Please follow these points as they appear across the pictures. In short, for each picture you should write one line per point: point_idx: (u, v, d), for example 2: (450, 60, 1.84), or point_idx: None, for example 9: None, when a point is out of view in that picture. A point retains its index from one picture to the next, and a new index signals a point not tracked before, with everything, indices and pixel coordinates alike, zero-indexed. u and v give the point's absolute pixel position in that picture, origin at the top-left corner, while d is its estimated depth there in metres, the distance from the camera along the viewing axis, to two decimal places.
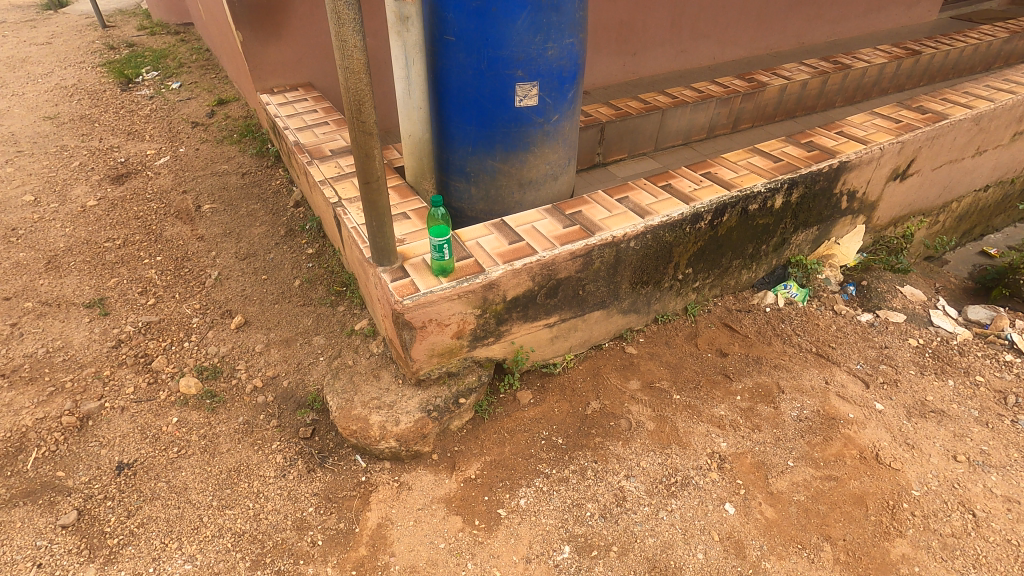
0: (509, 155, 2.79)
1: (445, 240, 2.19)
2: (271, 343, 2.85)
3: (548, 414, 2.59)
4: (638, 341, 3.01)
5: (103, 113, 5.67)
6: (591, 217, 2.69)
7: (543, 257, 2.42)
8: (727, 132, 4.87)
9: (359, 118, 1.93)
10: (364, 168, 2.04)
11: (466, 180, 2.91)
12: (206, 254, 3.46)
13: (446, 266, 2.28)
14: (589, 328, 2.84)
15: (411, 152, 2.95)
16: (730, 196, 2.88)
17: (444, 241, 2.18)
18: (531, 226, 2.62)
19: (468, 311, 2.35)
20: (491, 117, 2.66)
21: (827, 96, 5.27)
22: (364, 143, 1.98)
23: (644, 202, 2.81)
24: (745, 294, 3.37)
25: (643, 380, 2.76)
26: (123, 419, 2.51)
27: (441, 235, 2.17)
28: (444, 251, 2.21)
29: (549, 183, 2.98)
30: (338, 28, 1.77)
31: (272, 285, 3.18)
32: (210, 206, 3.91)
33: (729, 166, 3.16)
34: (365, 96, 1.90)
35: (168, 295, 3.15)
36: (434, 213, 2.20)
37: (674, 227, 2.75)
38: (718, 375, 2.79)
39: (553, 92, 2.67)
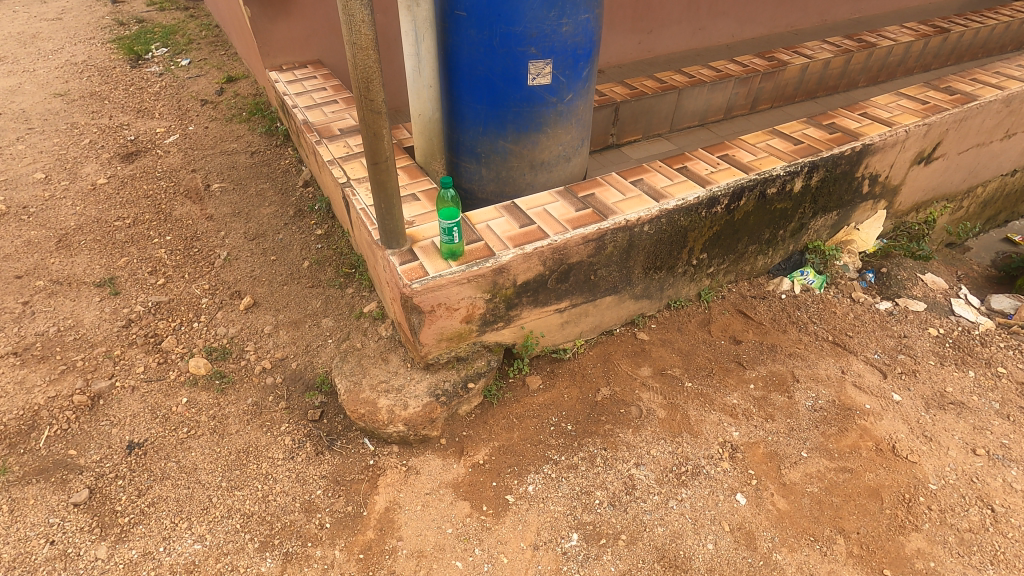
0: (521, 135, 2.72)
1: (455, 223, 2.14)
2: (279, 324, 2.83)
3: (557, 400, 2.57)
4: (650, 327, 2.97)
5: (113, 91, 5.64)
6: (605, 200, 2.62)
7: (554, 241, 2.37)
8: (744, 113, 4.74)
9: (368, 96, 1.87)
10: (372, 148, 1.99)
11: (477, 161, 2.86)
12: (215, 234, 3.44)
13: (456, 251, 2.24)
14: (600, 313, 2.80)
15: (421, 132, 2.89)
16: (748, 179, 2.79)
17: (453, 225, 2.13)
18: (542, 209, 2.56)
19: (478, 296, 2.31)
20: (503, 96, 2.59)
21: (850, 76, 5.10)
22: (372, 122, 1.93)
23: (659, 185, 2.72)
24: (760, 280, 3.31)
25: (655, 366, 2.73)
26: (134, 399, 2.52)
27: (449, 219, 2.12)
28: (453, 234, 2.17)
29: (562, 165, 2.91)
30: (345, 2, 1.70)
31: (281, 266, 3.16)
32: (219, 185, 3.88)
33: (747, 148, 3.05)
34: (374, 73, 1.84)
35: (177, 276, 3.14)
36: (443, 197, 2.13)
37: (690, 211, 2.68)
38: (731, 363, 2.74)
39: (567, 71, 2.59)
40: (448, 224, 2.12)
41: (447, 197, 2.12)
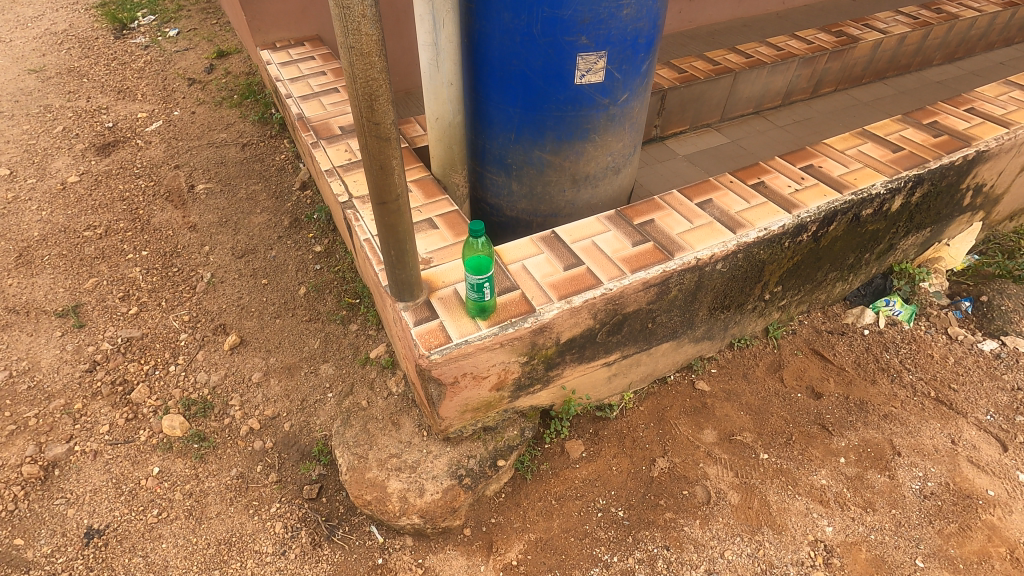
0: (562, 145, 2.19)
1: (486, 277, 1.65)
2: (270, 371, 2.37)
3: (604, 475, 2.12)
4: (710, 374, 2.49)
5: (93, 67, 5.09)
6: (667, 229, 2.10)
7: (609, 289, 1.87)
8: (805, 98, 4.12)
9: (372, 118, 1.36)
10: (378, 184, 1.49)
11: (507, 173, 2.34)
12: (198, 249, 2.96)
13: (486, 311, 1.76)
14: (653, 361, 2.33)
15: (438, 139, 2.31)
16: (843, 200, 2.25)
17: (484, 282, 1.65)
18: (590, 241, 2.05)
19: (512, 360, 1.83)
20: (542, 97, 2.05)
21: (926, 53, 4.43)
22: (379, 151, 1.42)
23: (733, 208, 2.19)
24: (836, 310, 2.80)
25: (720, 430, 2.26)
26: (96, 468, 2.10)
27: (481, 274, 1.63)
28: (484, 290, 1.67)
29: (609, 178, 2.39)
30: None
31: (273, 293, 2.69)
32: (204, 186, 3.38)
33: (835, 156, 2.50)
34: (380, 86, 1.32)
35: (152, 303, 2.68)
36: (473, 244, 1.63)
37: (772, 243, 2.16)
38: (813, 426, 2.27)
39: (624, 65, 2.04)
40: (479, 280, 1.63)
41: (478, 246, 1.63)
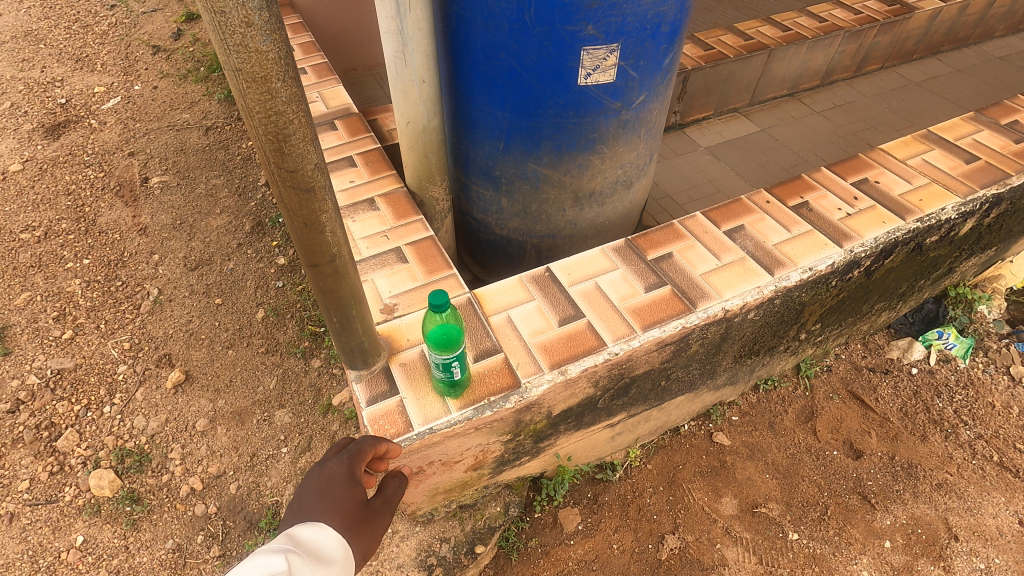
0: (562, 157, 1.77)
1: (456, 354, 1.27)
2: (218, 416, 2.04)
3: (604, 555, 1.80)
4: (731, 423, 2.14)
5: (52, 29, 4.60)
6: (689, 267, 1.70)
7: (614, 354, 1.49)
8: (846, 77, 3.60)
9: (284, 165, 0.95)
10: (305, 244, 1.09)
11: (496, 187, 1.93)
12: (146, 258, 2.59)
13: (462, 387, 1.39)
14: (665, 414, 1.97)
15: (410, 147, 1.86)
16: (906, 228, 1.83)
17: (454, 359, 1.28)
18: (593, 284, 1.66)
19: (492, 441, 1.48)
20: (537, 100, 1.62)
21: (988, 23, 3.86)
22: (300, 206, 1.02)
23: (770, 239, 1.78)
24: (878, 342, 2.41)
25: (743, 499, 1.92)
26: (10, 537, 1.81)
27: (447, 351, 1.26)
28: (453, 369, 1.30)
29: (619, 193, 1.97)
30: None
31: (227, 315, 2.34)
32: (159, 179, 2.99)
33: (895, 167, 2.05)
34: (291, 122, 0.91)
35: (90, 325, 2.34)
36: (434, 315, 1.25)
37: (817, 284, 1.76)
38: (853, 496, 1.92)
39: (642, 60, 1.60)
40: (446, 358, 1.26)
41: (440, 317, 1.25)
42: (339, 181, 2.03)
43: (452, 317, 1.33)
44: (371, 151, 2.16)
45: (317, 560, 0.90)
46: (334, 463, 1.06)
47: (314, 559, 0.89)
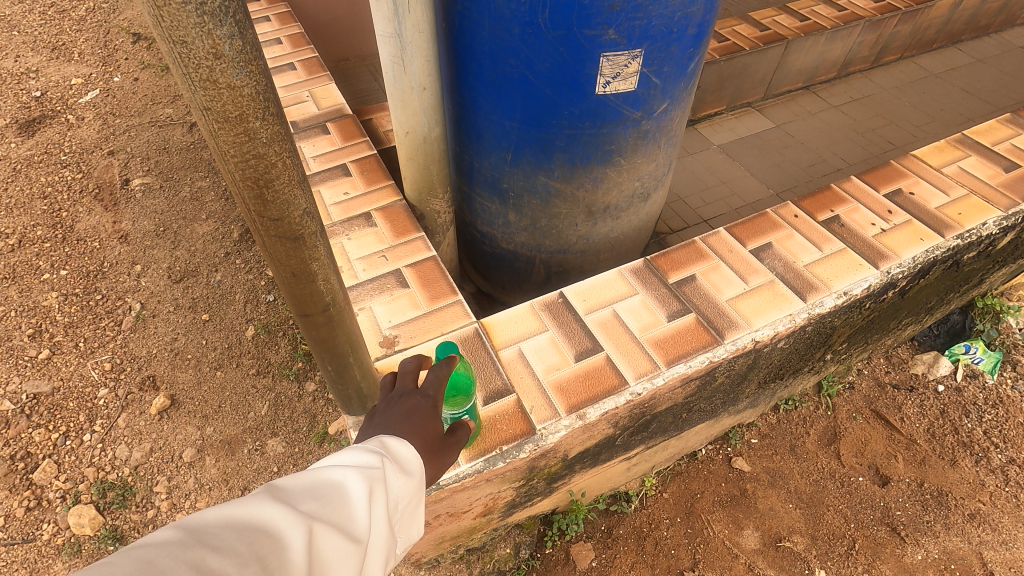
0: (576, 170, 1.62)
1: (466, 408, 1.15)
2: (207, 445, 1.92)
3: None
4: (750, 447, 2.02)
5: (25, 14, 4.35)
6: (715, 292, 1.57)
7: (636, 395, 1.36)
8: (864, 68, 3.43)
9: (266, 214, 0.81)
10: (295, 295, 0.95)
11: (502, 200, 1.78)
12: (128, 269, 2.44)
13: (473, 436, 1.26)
14: (684, 441, 1.86)
15: (409, 158, 1.70)
16: (946, 246, 1.69)
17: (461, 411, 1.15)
18: (611, 311, 1.52)
19: (504, 488, 1.36)
20: (550, 110, 1.46)
21: (1011, 11, 3.69)
22: (288, 255, 0.88)
23: (800, 258, 1.64)
24: (901, 356, 2.30)
25: (766, 531, 1.82)
26: None
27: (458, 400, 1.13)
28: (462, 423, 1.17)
29: (635, 207, 1.82)
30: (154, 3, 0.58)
31: (215, 333, 2.20)
32: (141, 181, 2.82)
33: (931, 176, 1.91)
34: (274, 165, 0.76)
35: (68, 344, 2.19)
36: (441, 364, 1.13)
37: (850, 308, 1.63)
38: (882, 528, 1.83)
39: (667, 66, 1.43)
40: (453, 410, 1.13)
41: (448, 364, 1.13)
42: (332, 193, 1.87)
43: (459, 363, 1.22)
44: (367, 158, 2.00)
45: (407, 471, 0.77)
46: (420, 397, 0.91)
47: (404, 467, 0.77)
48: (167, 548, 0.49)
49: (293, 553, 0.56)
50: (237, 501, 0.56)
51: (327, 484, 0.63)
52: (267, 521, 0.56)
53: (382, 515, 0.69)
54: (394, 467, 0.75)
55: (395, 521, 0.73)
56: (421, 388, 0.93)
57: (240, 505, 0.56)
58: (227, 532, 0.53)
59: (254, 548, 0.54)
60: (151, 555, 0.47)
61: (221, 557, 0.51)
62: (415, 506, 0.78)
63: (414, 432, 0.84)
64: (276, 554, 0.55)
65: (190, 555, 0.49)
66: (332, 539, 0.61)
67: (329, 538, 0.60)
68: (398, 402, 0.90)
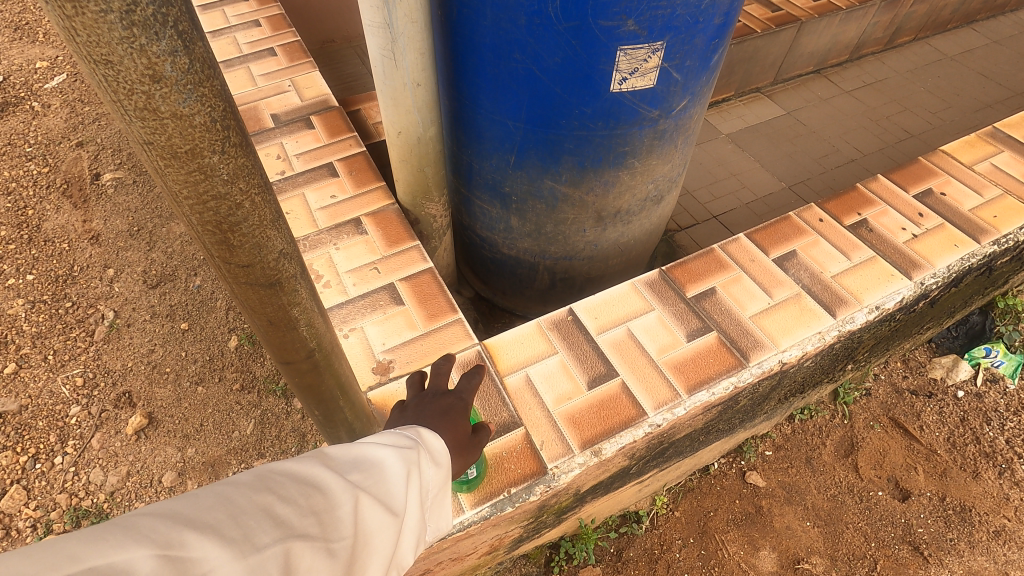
0: (586, 173, 1.48)
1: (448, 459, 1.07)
2: (189, 468, 1.79)
3: None
4: (765, 460, 1.93)
5: None
6: (737, 305, 1.45)
7: (655, 425, 1.25)
8: (877, 50, 3.28)
9: (235, 260, 0.67)
10: (275, 343, 0.82)
11: (504, 204, 1.64)
12: (100, 273, 2.27)
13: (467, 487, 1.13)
14: (697, 459, 1.76)
15: (403, 160, 1.55)
16: (981, 253, 1.58)
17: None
18: (625, 330, 1.40)
19: (513, 528, 1.25)
20: (559, 108, 1.31)
21: None
22: (263, 303, 0.74)
23: (828, 269, 1.52)
24: (919, 359, 2.20)
25: (784, 552, 1.73)
26: None
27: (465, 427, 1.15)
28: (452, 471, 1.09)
29: (647, 210, 1.69)
30: (61, 16, 0.43)
31: (196, 344, 2.05)
32: (113, 175, 2.63)
33: (962, 174, 1.78)
34: (240, 205, 0.62)
35: (36, 357, 2.03)
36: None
37: (880, 321, 1.51)
38: (903, 547, 1.75)
39: (689, 60, 1.28)
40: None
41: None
42: (318, 196, 1.72)
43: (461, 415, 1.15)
44: (356, 155, 1.84)
45: (438, 460, 0.74)
46: (454, 396, 0.88)
47: (434, 459, 0.73)
48: (240, 488, 0.48)
49: (349, 516, 0.54)
50: (301, 456, 0.54)
51: (373, 457, 0.61)
52: (323, 480, 0.54)
53: (418, 498, 0.66)
54: (429, 455, 0.72)
55: (426, 507, 0.70)
56: (455, 389, 0.90)
57: (300, 461, 0.54)
58: (291, 482, 0.51)
59: (314, 501, 0.52)
60: (228, 492, 0.47)
61: (286, 506, 0.49)
62: (442, 497, 0.75)
63: (448, 428, 0.81)
64: (334, 512, 0.53)
65: (261, 497, 0.48)
66: (377, 511, 0.58)
67: (375, 509, 0.58)
68: (431, 402, 0.87)
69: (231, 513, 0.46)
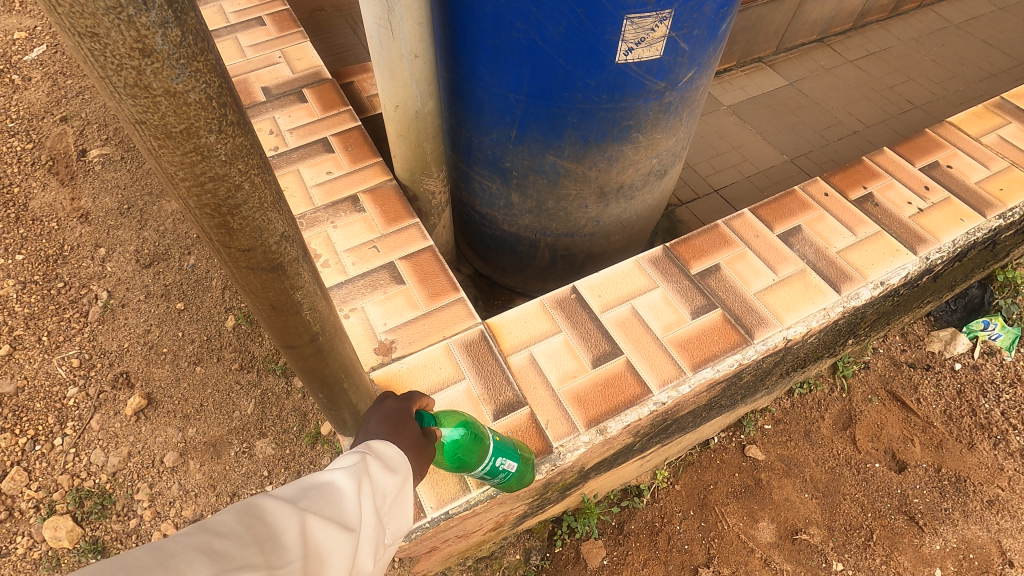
0: (589, 148, 1.44)
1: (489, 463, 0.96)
2: (190, 448, 1.79)
3: None
4: (764, 434, 1.94)
5: None
6: (742, 283, 1.43)
7: (661, 403, 1.24)
8: (881, 17, 3.21)
9: (236, 244, 0.64)
10: (277, 327, 0.80)
11: (504, 180, 1.60)
12: (91, 252, 2.23)
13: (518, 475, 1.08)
14: (698, 433, 1.77)
15: (400, 135, 1.50)
16: (987, 227, 1.56)
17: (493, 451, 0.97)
18: (629, 308, 1.38)
19: (517, 505, 1.26)
20: (562, 81, 1.27)
21: None
22: (264, 287, 0.72)
23: (833, 244, 1.50)
24: (918, 333, 2.20)
25: (782, 524, 1.76)
26: None
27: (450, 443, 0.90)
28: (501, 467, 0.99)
29: (650, 185, 1.66)
30: None
31: (193, 324, 2.03)
32: (100, 151, 2.56)
33: (969, 146, 1.76)
34: (240, 186, 0.59)
35: (30, 338, 2.00)
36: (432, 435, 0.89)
37: (885, 297, 1.51)
38: (899, 517, 1.78)
39: (698, 29, 1.23)
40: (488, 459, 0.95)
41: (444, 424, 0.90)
42: (314, 173, 1.68)
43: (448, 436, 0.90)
44: (351, 130, 1.79)
45: (390, 469, 0.71)
46: (396, 402, 0.85)
47: (383, 465, 0.70)
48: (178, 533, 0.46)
49: (291, 539, 0.53)
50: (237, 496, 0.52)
51: (320, 480, 0.60)
52: (261, 506, 0.53)
53: (371, 509, 0.64)
54: (382, 463, 0.71)
55: (381, 515, 0.67)
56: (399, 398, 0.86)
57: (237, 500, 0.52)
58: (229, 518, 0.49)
59: (255, 530, 0.50)
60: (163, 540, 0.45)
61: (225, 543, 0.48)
62: (401, 501, 0.73)
63: (393, 427, 0.79)
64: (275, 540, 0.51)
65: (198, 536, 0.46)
66: (326, 531, 0.56)
67: (323, 529, 0.56)
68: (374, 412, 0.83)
69: (166, 557, 0.44)
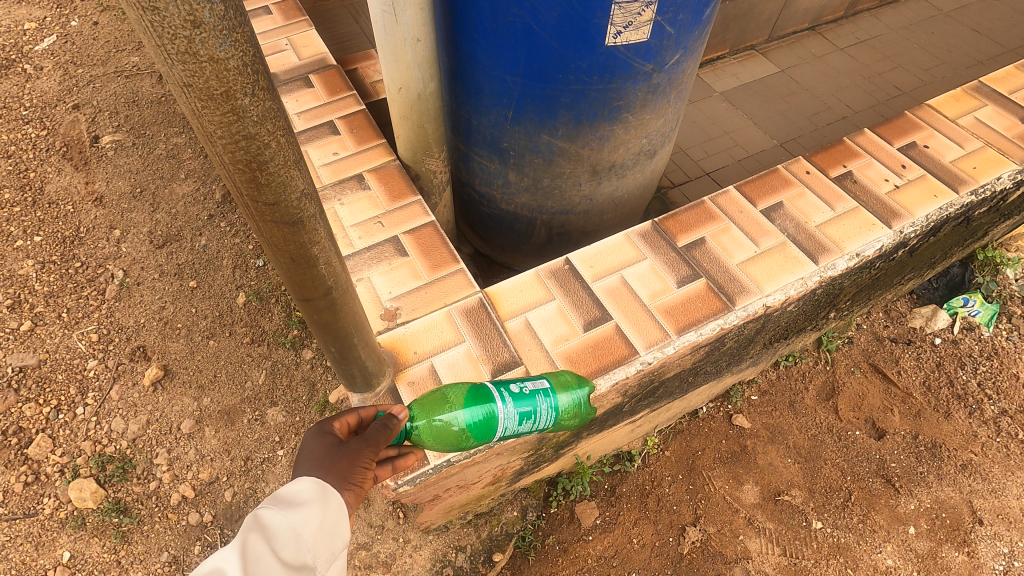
0: (582, 128, 1.53)
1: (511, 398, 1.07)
2: (205, 416, 1.89)
3: (624, 551, 1.73)
4: (750, 404, 2.04)
5: None
6: (724, 255, 1.52)
7: (647, 364, 1.34)
8: (871, 6, 3.28)
9: (263, 198, 0.73)
10: (295, 280, 0.89)
11: (502, 159, 1.69)
12: (106, 233, 2.32)
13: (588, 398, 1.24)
14: (686, 401, 1.87)
15: (403, 116, 1.58)
16: (959, 203, 1.65)
17: (501, 391, 1.08)
18: (619, 278, 1.47)
19: (513, 459, 1.36)
20: (555, 64, 1.36)
21: None
22: (285, 240, 0.81)
23: (812, 218, 1.59)
24: (900, 310, 2.29)
25: (766, 486, 1.86)
26: None
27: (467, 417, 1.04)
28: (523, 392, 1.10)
29: (641, 164, 1.74)
30: None
31: (205, 302, 2.13)
32: (112, 138, 2.65)
33: (946, 127, 1.84)
34: (268, 145, 0.68)
35: (50, 314, 2.10)
36: (450, 422, 1.04)
37: (861, 268, 1.60)
38: (876, 480, 1.88)
39: (682, 14, 1.32)
40: (502, 403, 1.05)
41: (456, 410, 1.05)
42: (321, 153, 1.77)
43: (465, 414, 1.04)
44: (356, 113, 1.88)
45: (297, 505, 0.84)
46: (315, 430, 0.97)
47: (285, 507, 0.83)
48: None
49: None
50: None
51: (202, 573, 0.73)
52: None
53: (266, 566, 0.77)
54: (281, 512, 0.82)
55: (295, 553, 0.81)
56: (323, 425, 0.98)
57: None
58: None
59: None
60: None
61: None
62: (324, 530, 0.85)
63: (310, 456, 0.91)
64: None
65: None
66: None
67: None
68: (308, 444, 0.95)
69: None
